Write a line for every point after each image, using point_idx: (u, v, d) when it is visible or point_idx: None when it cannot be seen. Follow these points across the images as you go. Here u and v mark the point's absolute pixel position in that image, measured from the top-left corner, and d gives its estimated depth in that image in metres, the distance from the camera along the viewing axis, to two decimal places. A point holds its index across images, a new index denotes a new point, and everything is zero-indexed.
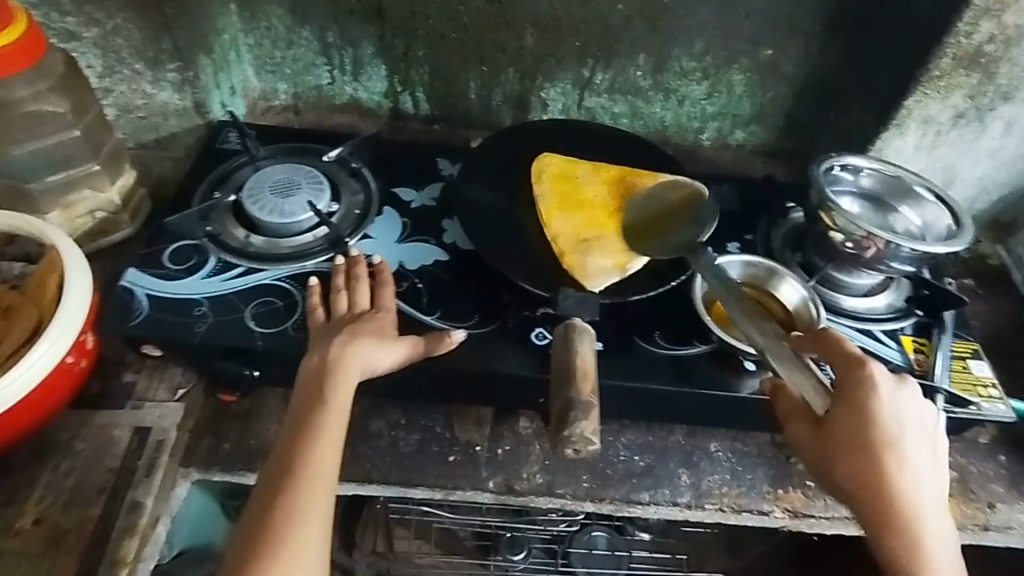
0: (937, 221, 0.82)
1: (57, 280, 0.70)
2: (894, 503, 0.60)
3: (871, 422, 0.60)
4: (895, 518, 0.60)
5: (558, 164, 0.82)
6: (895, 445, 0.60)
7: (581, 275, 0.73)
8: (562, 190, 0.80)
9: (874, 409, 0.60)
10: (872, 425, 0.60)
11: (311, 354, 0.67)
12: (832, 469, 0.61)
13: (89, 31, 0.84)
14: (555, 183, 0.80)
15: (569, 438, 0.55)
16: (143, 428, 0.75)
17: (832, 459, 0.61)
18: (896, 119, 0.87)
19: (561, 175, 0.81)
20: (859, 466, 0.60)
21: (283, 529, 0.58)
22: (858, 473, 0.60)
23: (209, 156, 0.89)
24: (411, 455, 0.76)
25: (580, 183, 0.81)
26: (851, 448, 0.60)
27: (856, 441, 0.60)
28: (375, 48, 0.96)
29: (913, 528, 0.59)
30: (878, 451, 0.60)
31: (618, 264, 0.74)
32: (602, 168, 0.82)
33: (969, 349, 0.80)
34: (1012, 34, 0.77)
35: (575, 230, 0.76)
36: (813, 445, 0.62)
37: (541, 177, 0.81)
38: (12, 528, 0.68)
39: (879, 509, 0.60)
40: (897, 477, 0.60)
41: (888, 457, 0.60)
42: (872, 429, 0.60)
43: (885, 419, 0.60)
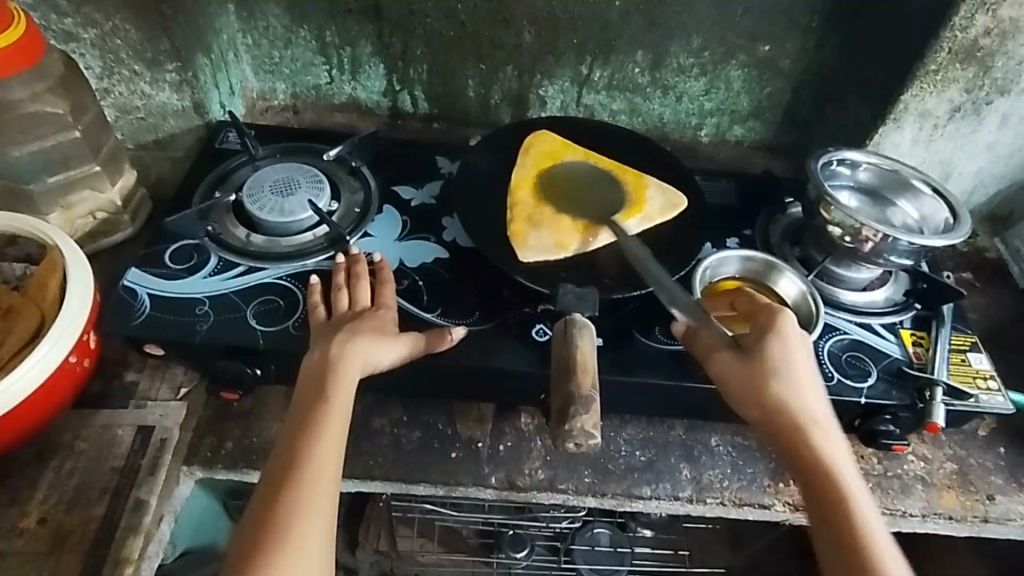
0: (934, 214, 0.82)
1: (58, 281, 0.70)
2: (814, 429, 0.62)
3: (789, 374, 0.63)
4: (815, 443, 0.61)
5: (548, 150, 0.85)
6: (810, 378, 0.64)
7: (517, 245, 0.75)
8: (542, 172, 0.83)
9: (792, 344, 0.65)
10: (789, 356, 0.64)
11: (312, 351, 0.67)
12: (757, 395, 0.62)
13: (87, 32, 0.85)
14: (539, 160, 0.84)
15: (571, 433, 0.55)
16: (146, 427, 0.75)
17: (761, 383, 0.62)
18: (893, 113, 0.87)
19: (547, 155, 0.84)
20: (785, 392, 0.62)
21: (285, 524, 0.58)
22: (784, 399, 0.62)
23: (209, 156, 0.90)
24: (413, 452, 0.76)
25: (561, 172, 0.83)
26: (774, 374, 0.63)
27: (779, 367, 0.63)
28: (373, 47, 0.97)
29: (832, 453, 0.61)
30: (796, 378, 0.63)
31: (563, 242, 0.75)
32: (591, 161, 0.84)
33: (967, 341, 0.80)
34: (1008, 27, 0.77)
35: (534, 206, 0.79)
36: (739, 375, 0.63)
37: (527, 159, 0.84)
38: (16, 528, 0.68)
39: (801, 435, 0.61)
40: (814, 407, 0.63)
41: (806, 386, 0.63)
42: (791, 359, 0.64)
43: (801, 355, 0.65)
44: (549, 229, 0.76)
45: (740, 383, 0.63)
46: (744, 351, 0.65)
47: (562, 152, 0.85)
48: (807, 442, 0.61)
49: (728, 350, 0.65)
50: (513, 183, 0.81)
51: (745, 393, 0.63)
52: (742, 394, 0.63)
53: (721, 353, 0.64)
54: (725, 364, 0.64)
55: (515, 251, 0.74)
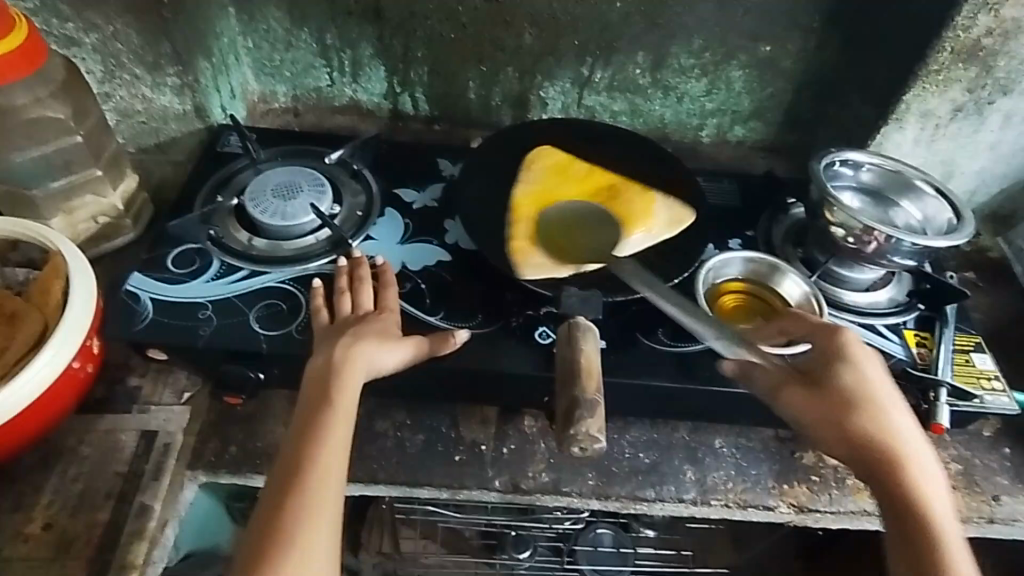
0: (937, 215, 0.82)
1: (61, 286, 0.70)
2: (892, 453, 0.62)
3: (859, 394, 0.63)
4: (896, 469, 0.61)
5: (552, 169, 0.84)
6: (887, 400, 0.64)
7: (518, 261, 0.74)
8: (543, 188, 0.82)
9: (863, 368, 0.65)
10: (865, 382, 0.64)
11: (315, 355, 0.67)
12: (833, 425, 0.63)
13: (88, 37, 0.84)
14: (542, 179, 0.83)
15: (576, 437, 0.55)
16: (149, 432, 0.75)
17: (834, 412, 0.63)
18: (895, 114, 0.87)
19: (552, 175, 0.84)
20: (860, 420, 0.62)
21: (291, 529, 0.58)
22: (858, 425, 0.62)
23: (210, 159, 0.89)
24: (417, 455, 0.76)
25: (564, 188, 0.83)
26: (845, 403, 0.63)
27: (854, 395, 0.63)
28: (374, 49, 0.97)
29: (911, 476, 0.61)
30: (871, 403, 0.63)
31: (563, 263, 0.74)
32: (593, 177, 0.84)
33: (971, 342, 0.80)
34: (1010, 27, 0.77)
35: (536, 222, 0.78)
36: (812, 404, 0.63)
37: (530, 172, 0.83)
38: (20, 535, 0.68)
39: (884, 461, 0.61)
40: (894, 431, 0.62)
41: (883, 411, 0.63)
42: (864, 385, 0.64)
43: (874, 378, 0.65)
44: (550, 247, 0.76)
45: (815, 414, 0.63)
46: (815, 379, 0.65)
47: (566, 167, 0.85)
48: (886, 469, 0.61)
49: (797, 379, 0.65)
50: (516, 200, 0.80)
51: (819, 423, 0.63)
52: (818, 425, 0.63)
53: (792, 383, 0.64)
54: (793, 393, 0.64)
55: (515, 268, 0.73)
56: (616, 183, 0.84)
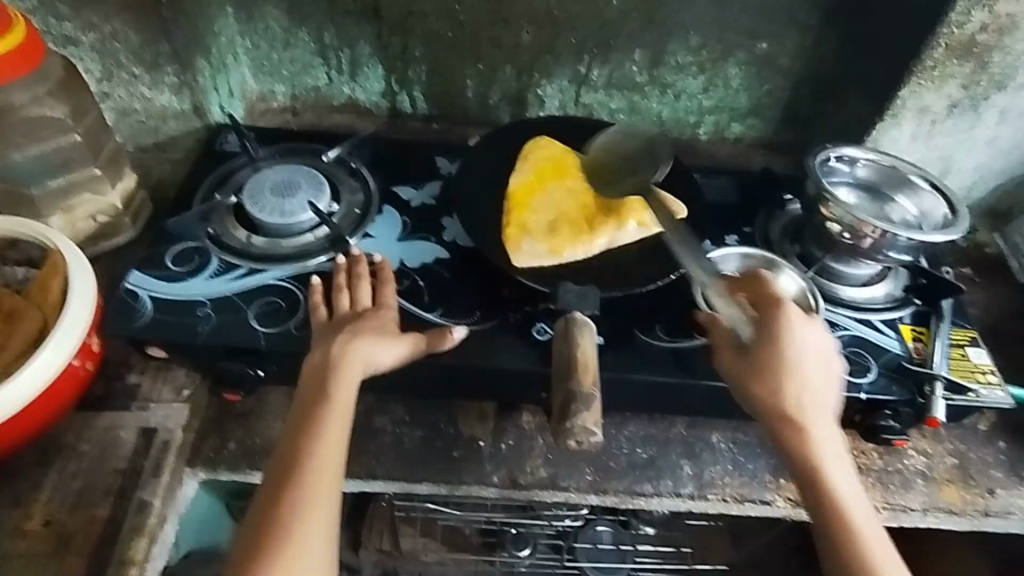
0: (933, 210, 0.82)
1: (60, 284, 0.70)
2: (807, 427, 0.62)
3: (784, 370, 0.62)
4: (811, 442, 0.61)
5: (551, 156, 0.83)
6: (808, 371, 0.63)
7: (511, 251, 0.74)
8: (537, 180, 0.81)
9: (790, 339, 0.63)
10: (787, 353, 0.63)
11: (313, 352, 0.68)
12: (752, 397, 0.63)
13: (87, 36, 0.85)
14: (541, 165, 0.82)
15: (572, 430, 0.56)
16: (149, 429, 0.75)
17: (755, 385, 0.63)
18: (891, 110, 0.87)
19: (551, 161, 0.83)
20: (777, 393, 0.62)
21: (288, 523, 0.58)
22: (779, 401, 0.62)
23: (209, 158, 0.90)
24: (415, 451, 0.76)
25: (560, 179, 0.81)
26: (768, 378, 0.62)
27: (775, 368, 0.62)
28: (372, 47, 0.97)
29: (824, 450, 0.61)
30: (791, 376, 0.62)
31: (557, 250, 0.74)
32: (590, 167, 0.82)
33: (967, 336, 0.81)
34: (1005, 23, 0.77)
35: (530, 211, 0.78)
36: (737, 374, 0.64)
37: (524, 165, 0.83)
38: (20, 530, 0.68)
39: (800, 438, 0.62)
40: (811, 405, 0.62)
41: (802, 383, 0.62)
42: (787, 356, 0.63)
43: (800, 348, 0.63)
44: (542, 236, 0.75)
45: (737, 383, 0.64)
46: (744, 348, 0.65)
47: (562, 159, 0.83)
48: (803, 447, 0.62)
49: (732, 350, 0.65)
50: (514, 187, 0.80)
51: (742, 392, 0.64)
52: (742, 393, 0.64)
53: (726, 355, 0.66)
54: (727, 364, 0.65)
55: (509, 257, 0.74)
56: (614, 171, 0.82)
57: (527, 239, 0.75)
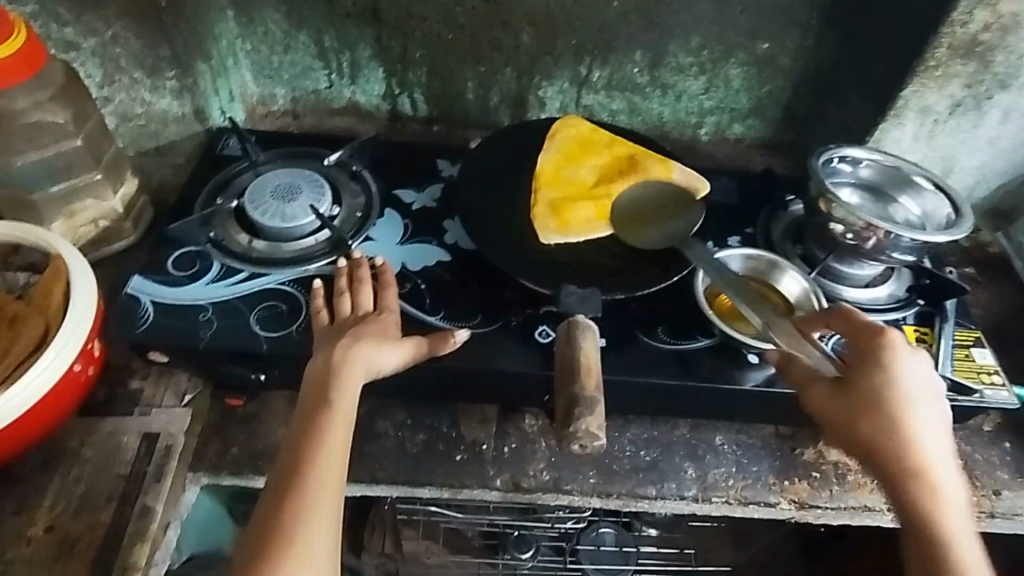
0: (936, 210, 0.82)
1: (62, 291, 0.70)
2: (910, 464, 0.60)
3: (887, 393, 0.62)
4: (919, 480, 0.60)
5: (576, 137, 0.85)
6: (915, 406, 0.62)
7: (539, 230, 0.76)
8: (563, 159, 0.83)
9: (897, 368, 0.63)
10: (892, 386, 0.62)
11: (315, 357, 0.67)
12: (852, 431, 0.62)
13: (87, 41, 0.85)
14: (566, 143, 0.84)
15: (575, 434, 0.55)
16: (151, 434, 0.75)
17: (854, 419, 0.62)
18: (893, 110, 0.87)
19: (576, 141, 0.85)
20: (884, 426, 0.61)
21: (290, 529, 0.58)
22: (880, 435, 0.61)
23: (210, 162, 0.90)
24: (418, 455, 0.76)
25: (583, 156, 0.83)
26: (869, 408, 0.61)
27: (878, 401, 0.61)
28: (372, 50, 0.97)
29: (932, 484, 0.60)
30: (894, 409, 0.61)
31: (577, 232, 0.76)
32: (615, 147, 0.84)
33: (971, 337, 0.80)
34: (1008, 22, 0.77)
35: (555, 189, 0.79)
36: (833, 407, 0.63)
37: (551, 145, 0.84)
38: (23, 537, 0.68)
39: (900, 467, 0.60)
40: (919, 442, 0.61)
41: (908, 415, 0.61)
42: (890, 390, 0.62)
43: (910, 380, 0.62)
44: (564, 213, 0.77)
45: (835, 417, 0.62)
46: (840, 381, 0.64)
47: (588, 139, 0.85)
48: (908, 483, 0.60)
49: (825, 383, 0.64)
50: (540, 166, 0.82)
51: (840, 426, 0.62)
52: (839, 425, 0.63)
53: (816, 386, 0.64)
54: (818, 397, 0.64)
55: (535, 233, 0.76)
56: (638, 152, 0.83)
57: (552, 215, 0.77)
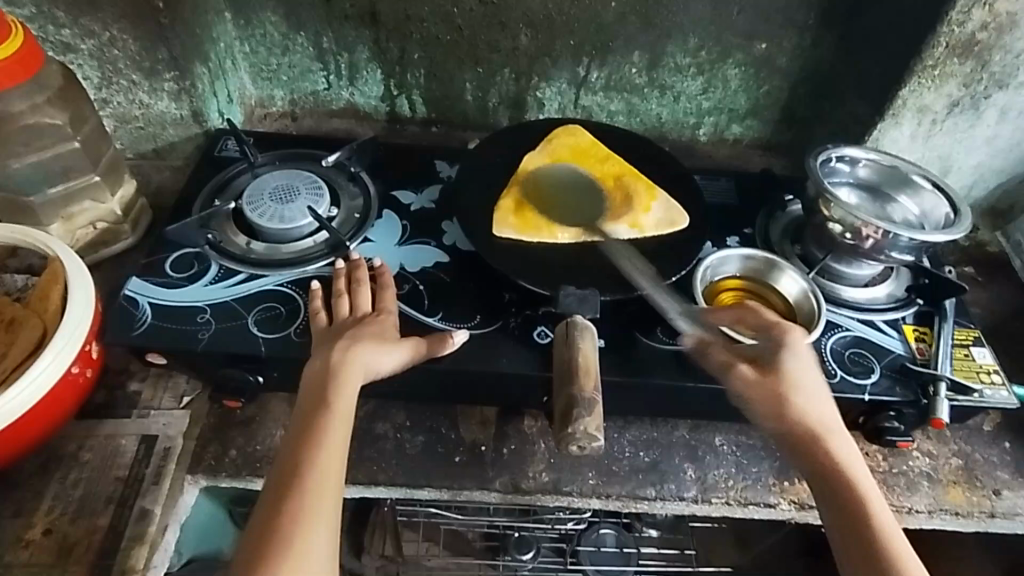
0: (934, 210, 0.82)
1: (60, 292, 0.70)
2: (823, 434, 0.63)
3: (796, 372, 0.65)
4: (831, 448, 0.63)
5: (572, 148, 0.86)
6: (823, 387, 0.66)
7: (495, 222, 0.77)
8: (550, 165, 0.84)
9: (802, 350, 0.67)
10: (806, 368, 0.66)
11: (314, 358, 0.67)
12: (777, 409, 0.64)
13: (85, 43, 0.85)
14: (563, 152, 0.85)
15: (574, 435, 0.55)
16: (149, 436, 0.75)
17: (780, 396, 0.64)
18: (891, 110, 0.87)
19: (572, 152, 0.85)
20: (799, 402, 0.64)
21: (288, 531, 0.58)
22: (796, 410, 0.64)
23: (208, 165, 0.90)
24: (416, 457, 0.76)
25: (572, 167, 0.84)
26: (785, 387, 0.65)
27: (796, 380, 0.65)
28: (370, 52, 0.97)
29: (846, 452, 0.63)
30: (809, 388, 0.65)
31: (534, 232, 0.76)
32: (605, 165, 0.84)
33: (970, 336, 0.80)
34: (1004, 21, 0.77)
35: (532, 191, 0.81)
36: (759, 388, 0.65)
37: (545, 148, 0.86)
38: (21, 540, 0.68)
39: (815, 438, 0.63)
40: (828, 416, 0.65)
41: (818, 392, 0.65)
42: (805, 370, 0.66)
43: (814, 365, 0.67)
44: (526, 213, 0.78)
45: (759, 398, 0.65)
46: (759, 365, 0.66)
47: (585, 150, 0.86)
48: (824, 454, 0.63)
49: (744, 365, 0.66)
50: (529, 166, 0.83)
51: (765, 406, 0.65)
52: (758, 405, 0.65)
53: (738, 366, 0.66)
54: (739, 379, 0.66)
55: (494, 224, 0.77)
56: (626, 173, 0.83)
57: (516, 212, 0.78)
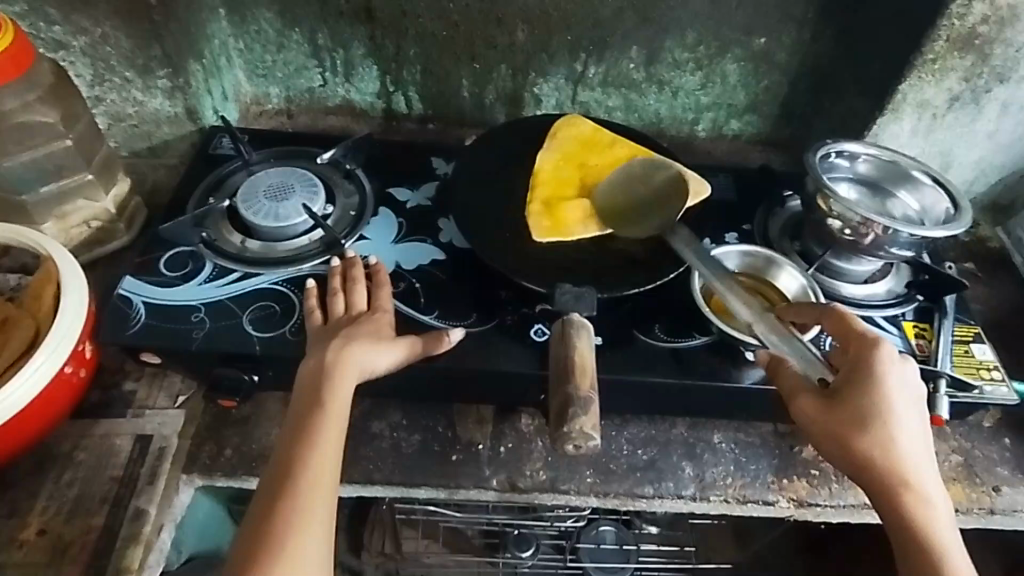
0: (935, 205, 0.82)
1: (53, 292, 0.70)
2: (901, 475, 0.58)
3: (876, 403, 0.59)
4: (907, 492, 0.58)
5: (579, 137, 0.85)
6: (907, 413, 0.60)
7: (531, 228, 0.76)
8: (562, 161, 0.83)
9: (884, 379, 0.60)
10: (886, 398, 0.60)
11: (309, 357, 0.67)
12: (843, 444, 0.59)
13: (77, 40, 0.84)
14: (570, 143, 0.84)
15: (570, 434, 0.55)
16: (144, 436, 0.75)
17: (851, 432, 0.59)
18: (891, 104, 0.86)
19: (580, 141, 0.84)
20: (875, 440, 0.58)
21: (282, 533, 0.57)
22: (871, 448, 0.58)
23: (203, 163, 0.89)
24: (413, 455, 0.75)
25: (584, 155, 0.83)
26: (861, 421, 0.59)
27: (870, 416, 0.59)
28: (366, 48, 0.96)
29: (922, 496, 0.58)
30: (885, 421, 0.59)
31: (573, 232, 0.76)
32: (617, 150, 0.83)
33: (971, 332, 0.79)
34: (1005, 15, 0.76)
35: (554, 190, 0.79)
36: (827, 420, 0.59)
37: (551, 145, 0.84)
38: (15, 541, 0.67)
39: (890, 477, 0.58)
40: (910, 456, 0.59)
41: (900, 427, 0.59)
42: (887, 398, 0.60)
43: (897, 395, 0.60)
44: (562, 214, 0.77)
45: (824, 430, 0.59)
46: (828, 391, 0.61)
47: (590, 138, 0.85)
48: (899, 496, 0.58)
49: (813, 392, 0.61)
50: (542, 164, 0.82)
51: (829, 439, 0.59)
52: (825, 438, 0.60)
53: (804, 395, 0.61)
54: (807, 408, 0.60)
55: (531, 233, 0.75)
56: (638, 154, 0.83)
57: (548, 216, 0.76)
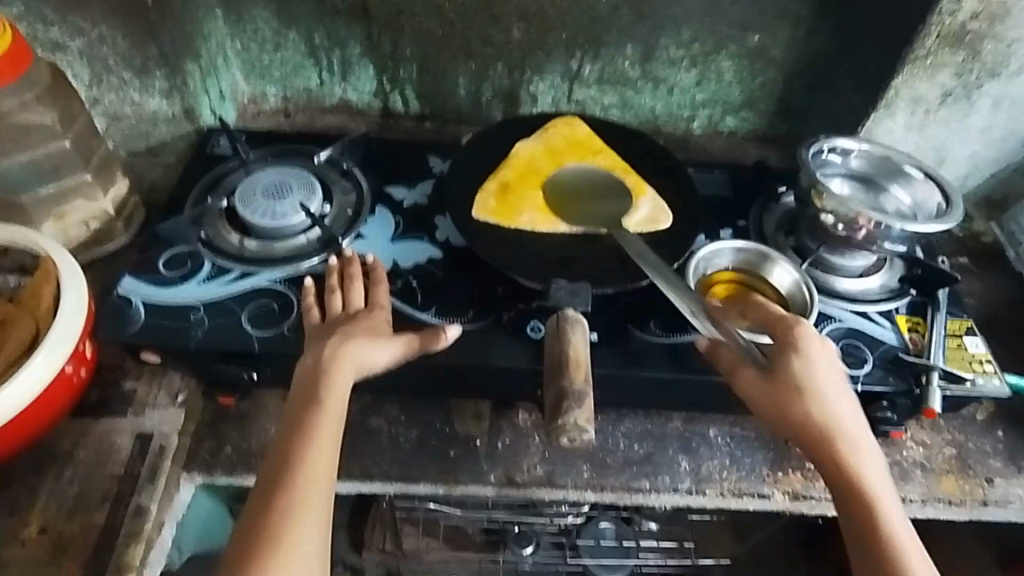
0: (927, 199, 0.82)
1: (52, 291, 0.70)
2: (838, 439, 0.62)
3: (809, 371, 0.63)
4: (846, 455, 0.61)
5: (568, 138, 0.86)
6: (839, 382, 0.64)
7: (477, 206, 0.78)
8: (542, 153, 0.84)
9: (815, 349, 0.65)
10: (818, 368, 0.64)
11: (306, 354, 0.67)
12: (782, 410, 0.63)
13: (74, 41, 0.85)
14: (560, 140, 0.85)
15: (564, 427, 0.56)
16: (144, 434, 0.75)
17: (789, 398, 0.62)
18: (884, 100, 0.87)
19: (569, 141, 0.85)
20: (811, 406, 0.62)
21: (278, 528, 0.58)
22: (808, 413, 0.62)
23: (200, 162, 0.90)
24: (410, 451, 0.76)
25: (567, 154, 0.84)
26: (796, 388, 0.63)
27: (805, 383, 0.63)
28: (362, 47, 0.97)
29: (862, 460, 0.61)
30: (818, 388, 0.63)
31: (515, 219, 0.77)
32: (598, 160, 0.84)
33: (963, 326, 0.80)
34: (997, 10, 0.77)
35: (517, 178, 0.81)
36: (767, 391, 0.63)
37: (540, 136, 0.86)
38: (16, 538, 0.68)
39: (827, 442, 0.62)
40: (845, 423, 0.63)
41: (834, 395, 0.63)
42: (818, 371, 0.64)
43: (828, 365, 0.64)
44: (510, 202, 0.78)
45: (765, 401, 0.63)
46: (767, 365, 0.64)
47: (582, 141, 0.85)
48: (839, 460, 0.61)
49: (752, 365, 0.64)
50: (520, 150, 0.83)
51: (770, 407, 0.63)
52: (766, 406, 0.63)
53: (743, 368, 0.64)
54: (747, 380, 0.64)
55: (476, 209, 0.77)
56: (617, 168, 0.83)
57: (498, 200, 0.78)
